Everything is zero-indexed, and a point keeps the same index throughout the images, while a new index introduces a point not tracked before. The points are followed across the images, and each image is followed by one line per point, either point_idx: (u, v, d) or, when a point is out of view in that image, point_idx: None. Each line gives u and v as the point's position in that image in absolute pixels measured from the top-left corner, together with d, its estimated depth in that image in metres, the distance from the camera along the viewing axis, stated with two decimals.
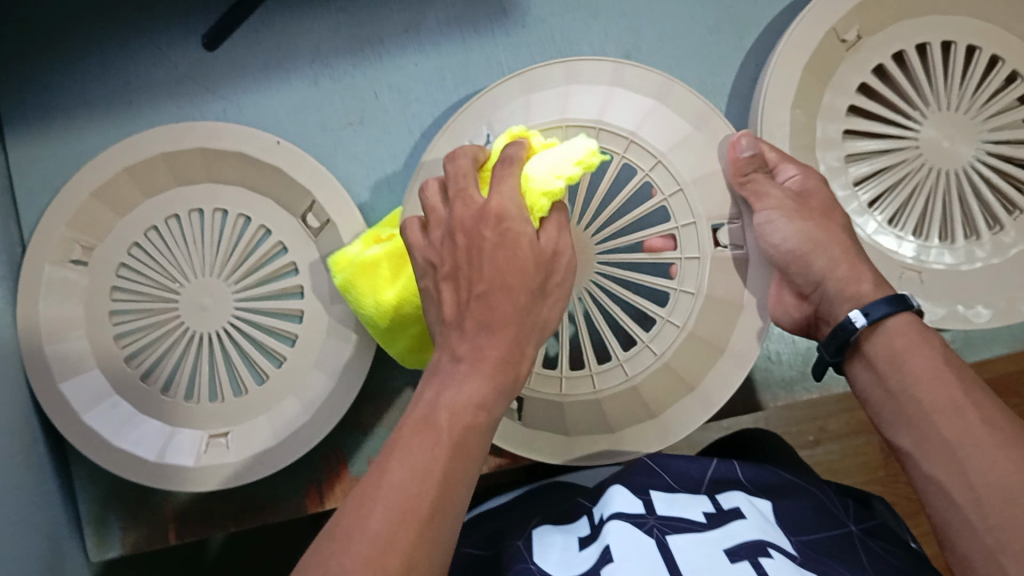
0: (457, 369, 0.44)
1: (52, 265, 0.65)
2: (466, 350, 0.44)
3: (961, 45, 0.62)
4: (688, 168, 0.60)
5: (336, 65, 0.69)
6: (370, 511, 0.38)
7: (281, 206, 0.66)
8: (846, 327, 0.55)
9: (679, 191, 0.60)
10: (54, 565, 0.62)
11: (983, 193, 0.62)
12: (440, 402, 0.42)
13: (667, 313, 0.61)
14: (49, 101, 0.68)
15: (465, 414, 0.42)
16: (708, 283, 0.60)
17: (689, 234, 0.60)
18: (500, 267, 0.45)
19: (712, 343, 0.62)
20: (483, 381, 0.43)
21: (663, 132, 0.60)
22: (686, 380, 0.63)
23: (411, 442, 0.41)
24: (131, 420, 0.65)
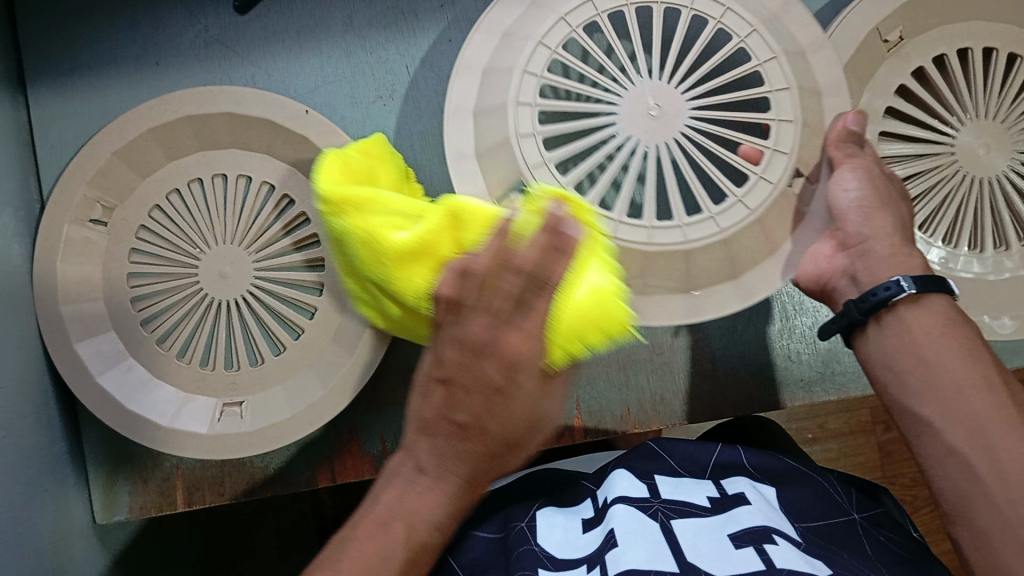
0: (419, 480, 0.46)
1: (71, 224, 0.63)
2: (431, 464, 0.46)
3: (1002, 53, 0.61)
4: (797, 75, 0.56)
5: (369, 37, 0.68)
6: (349, 564, 0.45)
7: (307, 176, 0.66)
8: (890, 288, 0.52)
9: (772, 60, 0.56)
10: (61, 526, 0.62)
11: (1015, 204, 0.62)
12: (398, 511, 0.46)
13: (741, 194, 0.57)
14: (76, 57, 0.67)
15: (418, 534, 0.46)
16: (788, 174, 0.57)
17: (778, 159, 0.57)
18: (491, 408, 0.44)
19: (773, 238, 0.58)
20: (440, 500, 0.46)
21: (796, 69, 0.56)
22: (735, 265, 0.57)
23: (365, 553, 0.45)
24: (146, 383, 0.65)
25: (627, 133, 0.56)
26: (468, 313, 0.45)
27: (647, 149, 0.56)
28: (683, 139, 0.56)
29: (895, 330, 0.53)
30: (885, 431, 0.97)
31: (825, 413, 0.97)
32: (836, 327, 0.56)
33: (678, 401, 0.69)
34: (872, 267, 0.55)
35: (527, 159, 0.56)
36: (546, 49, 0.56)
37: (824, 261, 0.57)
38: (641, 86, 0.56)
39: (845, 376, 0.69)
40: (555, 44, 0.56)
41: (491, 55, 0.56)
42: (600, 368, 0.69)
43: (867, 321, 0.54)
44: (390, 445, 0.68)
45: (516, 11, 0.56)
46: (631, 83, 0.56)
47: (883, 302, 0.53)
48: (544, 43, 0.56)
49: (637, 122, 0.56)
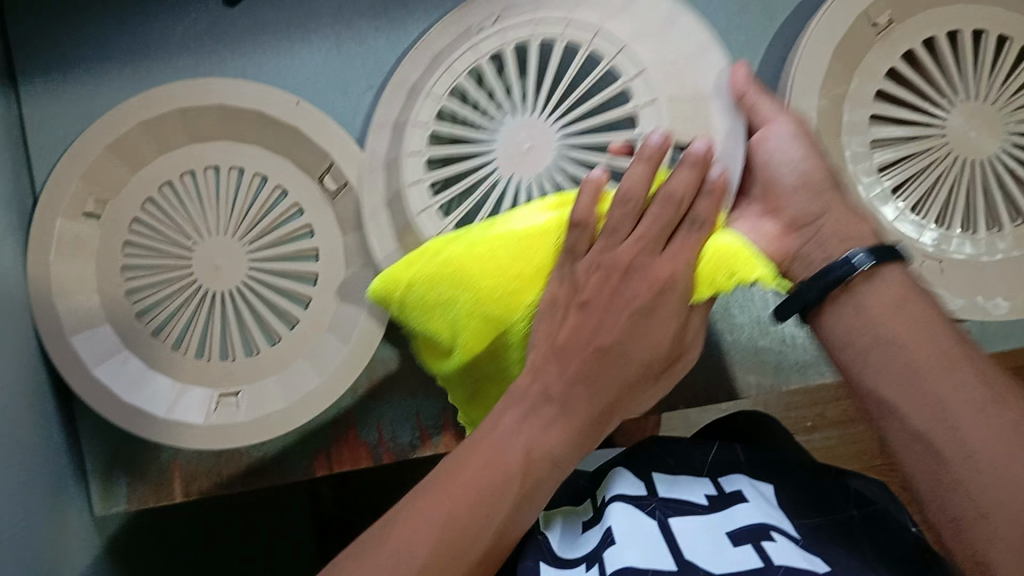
0: (544, 404, 0.50)
1: (64, 219, 0.63)
2: (559, 392, 0.50)
3: (992, 35, 0.62)
4: (666, 83, 0.60)
5: (357, 28, 0.68)
6: (427, 523, 0.47)
7: (300, 168, 0.66)
8: (841, 267, 0.51)
9: (651, 102, 0.60)
10: (60, 520, 0.62)
11: (1007, 185, 0.62)
12: (516, 440, 0.49)
13: None
14: (67, 51, 0.67)
15: (535, 459, 0.49)
16: None
17: (651, 139, 0.59)
18: (636, 335, 0.50)
19: None
20: (563, 433, 0.50)
21: (664, 74, 0.60)
22: None
23: (456, 492, 0.48)
24: (143, 375, 0.65)
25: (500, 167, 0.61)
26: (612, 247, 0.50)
27: (520, 181, 0.61)
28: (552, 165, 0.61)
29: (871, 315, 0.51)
30: None
31: (824, 402, 0.98)
32: (789, 310, 0.54)
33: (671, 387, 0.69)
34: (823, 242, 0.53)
35: (407, 174, 0.62)
36: (473, 55, 0.61)
37: (767, 242, 0.54)
38: (515, 119, 0.61)
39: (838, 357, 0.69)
40: (446, 87, 0.61)
41: (403, 109, 0.62)
42: None
43: (822, 304, 0.52)
44: (387, 435, 0.68)
45: (448, 35, 0.62)
46: (508, 111, 0.61)
47: (836, 281, 0.51)
48: (444, 70, 0.62)
49: (512, 159, 0.61)
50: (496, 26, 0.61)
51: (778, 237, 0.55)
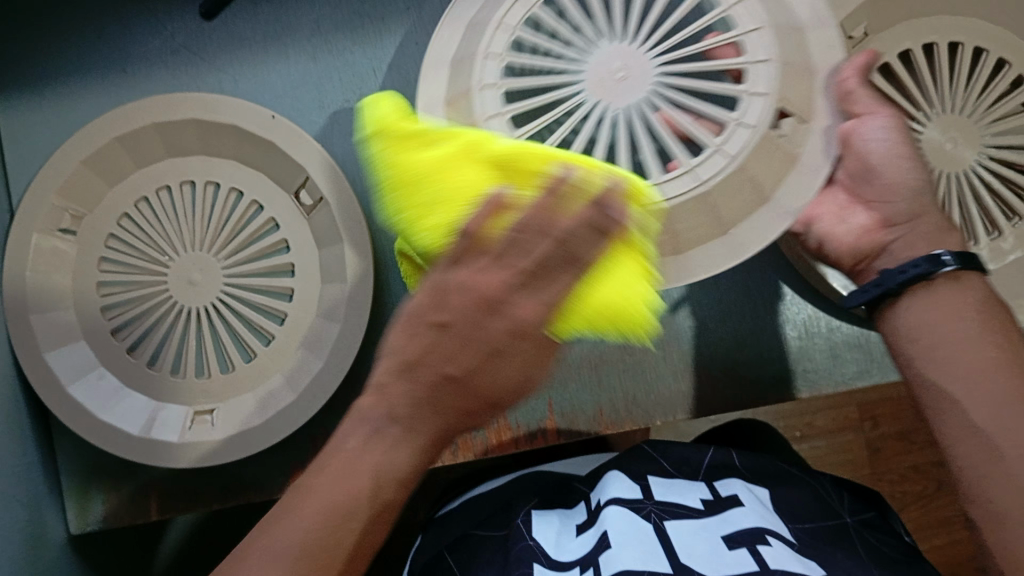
0: (388, 432, 0.43)
1: (40, 233, 0.63)
2: (398, 412, 0.43)
3: (968, 46, 0.61)
4: (771, 6, 0.50)
5: (336, 41, 0.68)
6: (316, 497, 0.43)
7: (275, 182, 0.66)
8: (931, 261, 0.51)
9: (756, 28, 0.50)
10: (34, 536, 0.62)
11: (983, 198, 0.62)
12: (360, 453, 0.43)
13: (716, 143, 0.50)
14: (44, 67, 0.67)
15: (385, 479, 0.43)
16: (770, 121, 0.50)
17: (756, 103, 0.50)
18: (501, 360, 0.42)
19: (758, 188, 0.51)
20: (408, 452, 0.43)
21: (784, 42, 0.50)
22: (720, 218, 0.51)
23: (329, 473, 0.43)
24: (118, 392, 0.64)
25: (591, 97, 0.51)
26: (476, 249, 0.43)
27: (618, 116, 0.51)
28: (651, 100, 0.51)
29: (916, 309, 0.51)
30: (873, 428, 0.97)
31: (813, 411, 0.98)
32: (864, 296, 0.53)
33: (651, 401, 0.68)
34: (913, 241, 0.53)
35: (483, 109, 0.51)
36: (507, 31, 0.52)
37: (859, 234, 0.55)
38: (603, 51, 0.51)
39: (818, 372, 0.69)
40: (518, 14, 0.52)
41: (459, 48, 0.52)
42: (573, 370, 0.69)
43: (901, 293, 0.52)
44: None
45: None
46: (595, 39, 0.51)
47: (921, 276, 0.51)
48: (489, 53, 0.52)
49: (600, 89, 0.51)
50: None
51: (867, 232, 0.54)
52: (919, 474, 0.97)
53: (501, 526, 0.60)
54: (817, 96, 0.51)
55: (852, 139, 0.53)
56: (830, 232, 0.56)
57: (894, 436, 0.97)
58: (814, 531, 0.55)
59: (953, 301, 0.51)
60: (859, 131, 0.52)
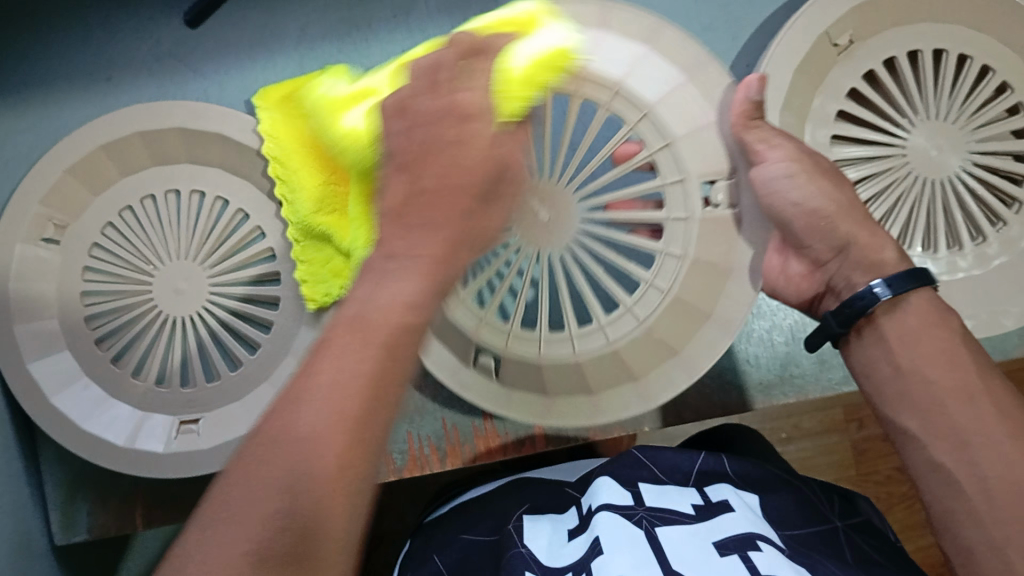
0: (390, 268, 0.39)
1: (24, 243, 0.62)
2: (399, 248, 0.39)
3: (953, 54, 0.62)
4: (673, 119, 0.55)
5: (322, 48, 0.68)
6: (314, 406, 0.34)
7: (262, 190, 0.65)
8: (865, 296, 0.51)
9: (665, 146, 0.55)
10: (19, 548, 0.61)
11: (967, 204, 0.63)
12: (374, 300, 0.37)
13: (651, 275, 0.57)
14: (26, 74, 0.67)
15: (401, 314, 0.37)
16: (694, 235, 0.56)
17: (678, 192, 0.56)
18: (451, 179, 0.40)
19: (694, 306, 0.58)
20: (420, 283, 0.38)
21: (676, 113, 0.55)
22: (669, 343, 0.59)
23: (335, 350, 0.36)
24: (102, 402, 0.63)
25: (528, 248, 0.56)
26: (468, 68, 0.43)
27: (555, 257, 0.56)
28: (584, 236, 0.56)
29: (871, 340, 0.52)
30: (859, 430, 0.97)
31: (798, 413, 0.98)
32: (819, 339, 0.55)
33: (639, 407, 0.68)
34: (848, 273, 0.53)
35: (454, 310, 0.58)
36: None
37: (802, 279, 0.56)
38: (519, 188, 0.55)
39: (805, 378, 0.69)
40: None
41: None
42: None
43: (849, 333, 0.53)
44: None
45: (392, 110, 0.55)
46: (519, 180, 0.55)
47: (858, 312, 0.52)
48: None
49: (533, 236, 0.56)
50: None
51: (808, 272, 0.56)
52: (904, 475, 0.98)
53: (491, 532, 0.61)
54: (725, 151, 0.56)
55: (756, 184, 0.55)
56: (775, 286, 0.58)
57: (881, 438, 0.97)
58: (805, 538, 0.55)
59: (933, 310, 0.51)
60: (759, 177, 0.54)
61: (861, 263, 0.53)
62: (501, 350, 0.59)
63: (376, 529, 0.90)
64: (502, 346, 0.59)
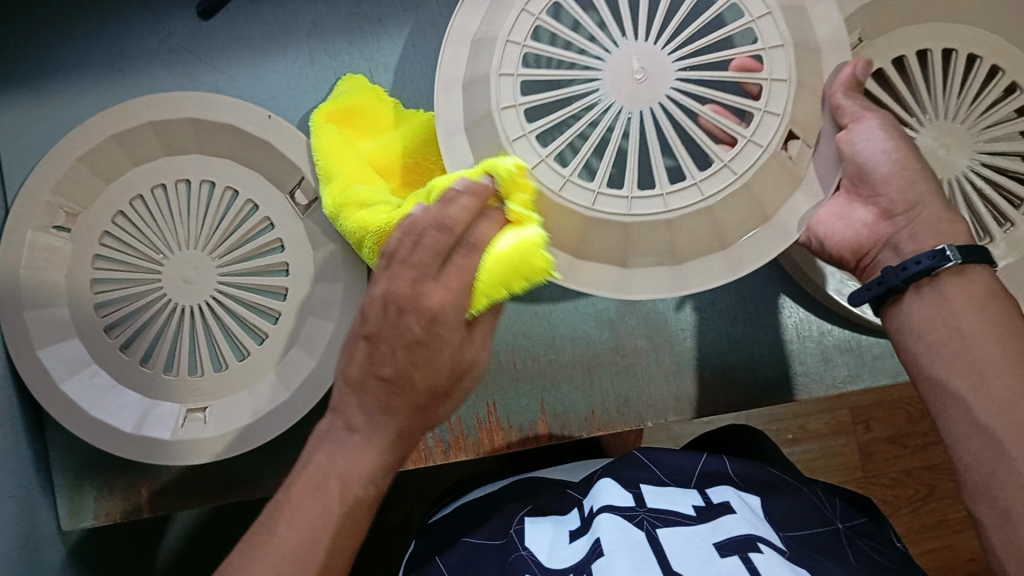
0: (350, 439, 0.47)
1: (35, 230, 0.63)
2: (361, 422, 0.46)
3: (962, 54, 0.62)
4: (795, 30, 0.52)
5: (333, 41, 0.68)
6: (273, 545, 0.45)
7: (270, 181, 0.66)
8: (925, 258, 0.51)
9: (780, 47, 0.51)
10: (27, 531, 0.62)
11: (975, 203, 0.62)
12: (325, 474, 0.46)
13: (727, 158, 0.52)
14: (40, 63, 0.67)
15: (350, 487, 0.46)
16: (778, 139, 0.52)
17: (778, 89, 0.51)
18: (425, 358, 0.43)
19: (759, 207, 0.53)
20: (373, 455, 0.46)
21: (794, 26, 0.52)
22: (722, 233, 0.53)
23: (276, 533, 0.45)
24: (111, 389, 0.64)
25: (608, 96, 0.51)
26: (390, 270, 0.43)
27: (624, 113, 0.51)
28: (666, 105, 0.51)
29: (930, 301, 0.52)
30: (866, 432, 0.97)
31: (806, 413, 0.98)
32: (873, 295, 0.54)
33: (643, 403, 0.68)
34: (918, 232, 0.53)
35: (508, 130, 0.51)
36: None
37: (864, 229, 0.55)
38: (626, 46, 0.51)
39: (810, 376, 0.69)
40: (541, 6, 0.51)
41: (467, 67, 0.53)
42: (565, 371, 0.69)
43: (908, 288, 0.53)
44: None
45: None
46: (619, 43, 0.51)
47: (923, 271, 0.51)
48: (511, 39, 0.51)
49: (617, 87, 0.51)
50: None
51: (872, 225, 0.55)
52: (910, 479, 0.98)
53: (495, 535, 0.61)
54: (819, 116, 0.54)
55: (842, 145, 0.54)
56: (829, 234, 0.56)
57: (887, 441, 0.98)
58: (808, 540, 0.55)
59: (970, 297, 0.51)
60: (848, 139, 0.54)
61: (934, 227, 0.53)
62: (551, 193, 0.52)
63: (380, 523, 0.91)
64: (554, 190, 0.52)
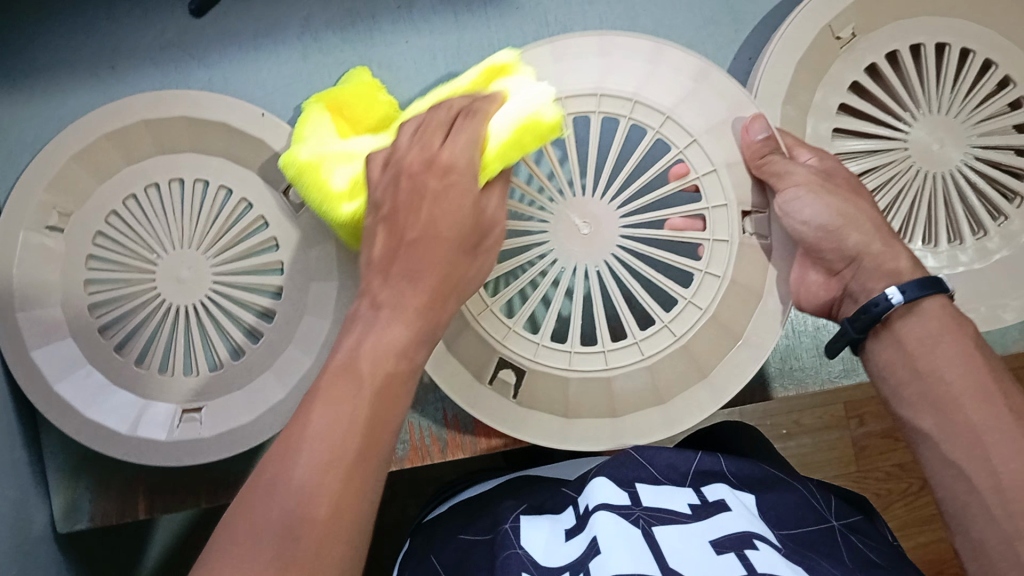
0: (378, 315, 0.45)
1: (27, 230, 0.62)
2: (386, 297, 0.46)
3: (956, 47, 0.62)
4: (723, 151, 0.58)
5: (327, 39, 0.68)
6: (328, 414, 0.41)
7: (263, 180, 0.65)
8: (880, 303, 0.54)
9: (712, 172, 0.58)
10: (22, 533, 0.62)
11: (969, 197, 0.63)
12: (361, 349, 0.44)
13: (689, 295, 0.59)
14: (30, 61, 0.67)
15: (386, 363, 0.44)
16: (733, 268, 0.59)
17: (720, 216, 0.58)
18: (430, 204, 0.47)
19: (731, 330, 0.60)
20: (402, 328, 0.45)
21: (724, 145, 0.58)
22: (700, 362, 0.60)
23: (327, 395, 0.42)
24: (104, 389, 0.63)
25: (562, 261, 0.58)
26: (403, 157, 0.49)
27: (588, 268, 0.58)
28: (617, 250, 0.58)
29: (890, 344, 0.55)
30: (859, 426, 0.98)
31: (799, 409, 0.98)
32: (840, 344, 0.58)
33: None
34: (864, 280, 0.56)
35: (497, 333, 0.60)
36: None
37: (822, 288, 0.59)
38: (564, 206, 0.58)
39: (806, 370, 0.69)
40: None
41: None
42: None
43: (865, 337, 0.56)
44: None
45: None
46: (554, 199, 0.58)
47: (875, 318, 0.54)
48: None
49: (570, 245, 0.58)
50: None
51: (826, 281, 0.59)
52: (904, 473, 0.99)
53: (487, 531, 0.61)
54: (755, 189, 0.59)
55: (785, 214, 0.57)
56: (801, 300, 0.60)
57: (881, 435, 0.98)
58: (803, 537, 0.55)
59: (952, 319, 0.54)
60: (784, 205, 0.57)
61: (877, 271, 0.56)
62: (530, 361, 0.60)
63: (375, 521, 0.91)
64: (532, 357, 0.60)
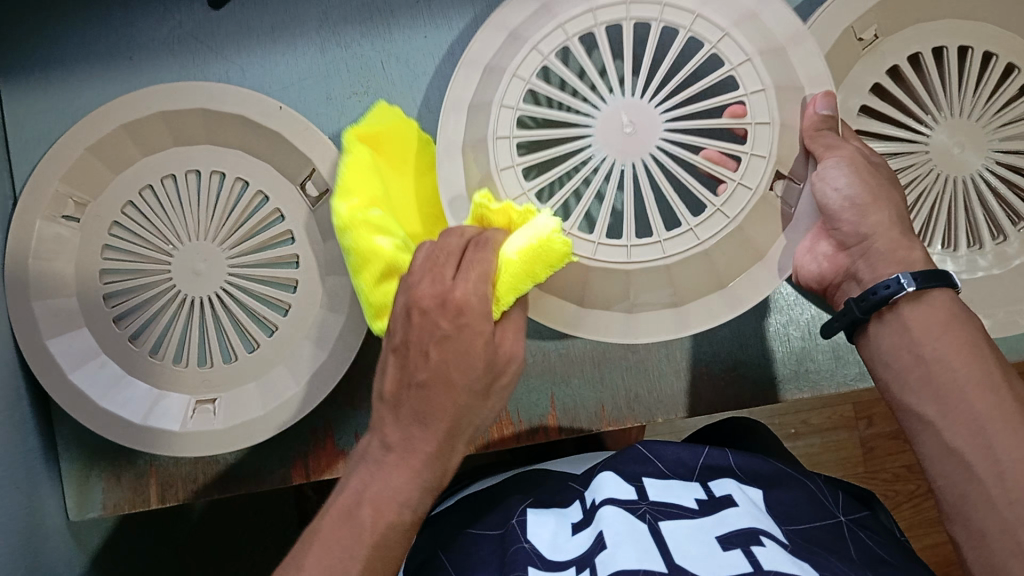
0: (386, 459, 0.47)
1: (43, 220, 0.63)
2: (397, 441, 0.47)
3: (978, 50, 0.61)
4: (781, 110, 0.56)
5: (345, 33, 0.68)
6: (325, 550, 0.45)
7: (279, 172, 0.65)
8: (890, 285, 0.51)
9: (766, 123, 0.56)
10: (33, 521, 0.62)
11: (988, 202, 0.63)
12: (366, 494, 0.46)
13: (695, 222, 0.57)
14: (49, 52, 0.67)
15: (386, 510, 0.46)
16: (748, 212, 0.57)
17: (756, 164, 0.56)
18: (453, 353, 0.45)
19: (720, 271, 0.59)
20: (409, 476, 0.46)
21: (783, 106, 0.56)
22: (678, 291, 0.59)
23: (328, 540, 0.45)
24: (119, 379, 0.64)
25: (598, 148, 0.56)
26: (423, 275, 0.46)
27: (618, 166, 0.56)
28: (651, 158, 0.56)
29: (894, 331, 0.52)
30: (868, 427, 0.97)
31: (807, 409, 0.98)
32: (839, 325, 0.55)
33: (653, 399, 0.68)
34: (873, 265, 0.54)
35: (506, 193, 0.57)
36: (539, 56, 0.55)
37: (826, 262, 0.57)
38: (617, 102, 0.56)
39: (820, 372, 0.69)
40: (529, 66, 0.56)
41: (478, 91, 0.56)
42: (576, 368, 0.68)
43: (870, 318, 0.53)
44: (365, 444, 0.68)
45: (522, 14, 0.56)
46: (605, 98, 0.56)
47: (882, 300, 0.52)
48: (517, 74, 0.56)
49: (612, 140, 0.56)
50: (529, 43, 0.56)
51: (832, 256, 0.57)
52: (913, 474, 0.98)
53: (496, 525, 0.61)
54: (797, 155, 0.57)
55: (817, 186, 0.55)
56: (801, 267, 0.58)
57: (891, 436, 0.98)
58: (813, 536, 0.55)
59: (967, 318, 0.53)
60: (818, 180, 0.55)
61: (886, 255, 0.53)
62: None
63: None
64: None
